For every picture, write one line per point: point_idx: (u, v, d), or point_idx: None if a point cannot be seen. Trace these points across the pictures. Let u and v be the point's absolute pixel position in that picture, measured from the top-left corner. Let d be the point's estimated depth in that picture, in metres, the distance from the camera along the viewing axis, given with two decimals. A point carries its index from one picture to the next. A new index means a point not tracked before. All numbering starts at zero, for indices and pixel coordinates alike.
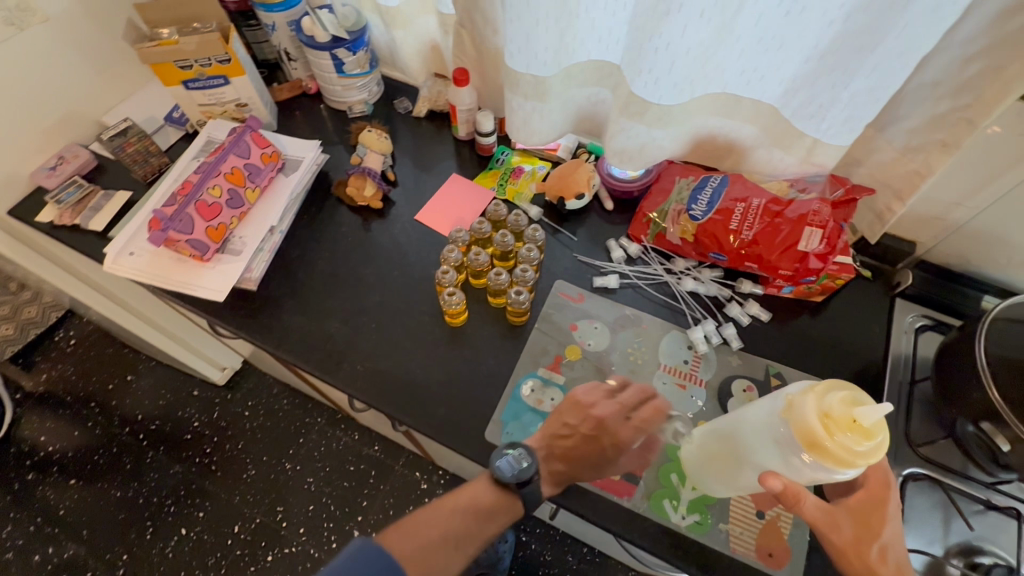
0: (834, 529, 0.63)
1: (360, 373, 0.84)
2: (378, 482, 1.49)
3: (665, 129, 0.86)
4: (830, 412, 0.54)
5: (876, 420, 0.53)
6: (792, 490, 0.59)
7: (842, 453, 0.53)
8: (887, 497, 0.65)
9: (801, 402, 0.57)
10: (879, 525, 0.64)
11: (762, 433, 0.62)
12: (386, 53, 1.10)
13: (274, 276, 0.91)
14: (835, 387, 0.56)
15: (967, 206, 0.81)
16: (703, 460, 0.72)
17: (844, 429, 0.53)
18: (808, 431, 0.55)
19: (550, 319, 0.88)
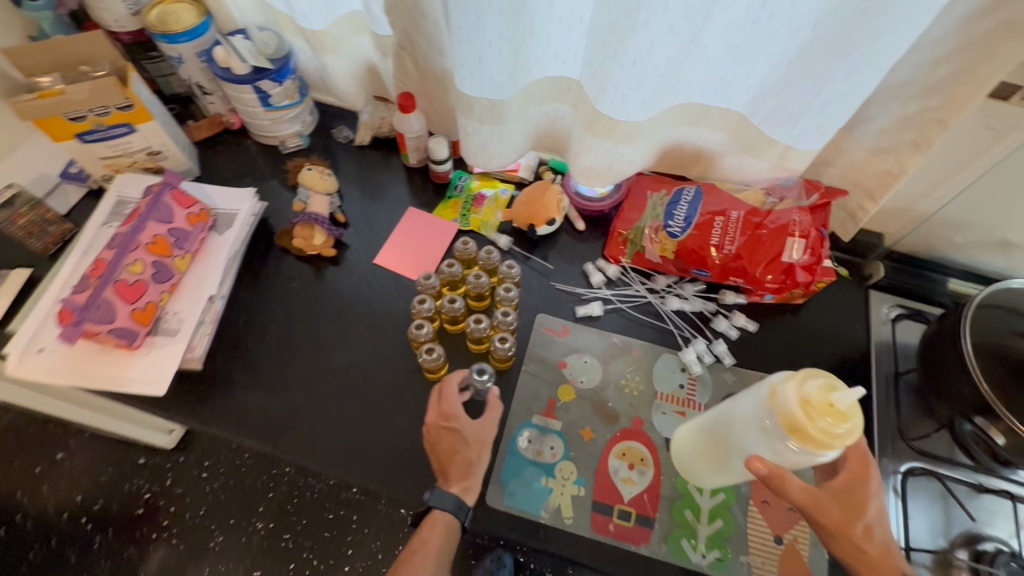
0: (821, 511, 0.61)
1: (336, 446, 0.75)
2: (361, 525, 1.34)
3: (633, 144, 0.81)
4: (807, 398, 0.54)
5: (852, 402, 0.52)
6: (777, 476, 0.59)
7: (822, 436, 0.53)
8: (868, 472, 0.63)
9: (781, 389, 0.57)
10: (861, 501, 0.63)
11: (748, 420, 0.62)
12: (317, 78, 0.99)
13: (219, 350, 0.80)
14: (812, 373, 0.56)
15: (934, 197, 0.81)
16: (696, 455, 0.71)
17: (823, 414, 0.53)
18: (788, 416, 0.54)
19: (537, 359, 0.82)
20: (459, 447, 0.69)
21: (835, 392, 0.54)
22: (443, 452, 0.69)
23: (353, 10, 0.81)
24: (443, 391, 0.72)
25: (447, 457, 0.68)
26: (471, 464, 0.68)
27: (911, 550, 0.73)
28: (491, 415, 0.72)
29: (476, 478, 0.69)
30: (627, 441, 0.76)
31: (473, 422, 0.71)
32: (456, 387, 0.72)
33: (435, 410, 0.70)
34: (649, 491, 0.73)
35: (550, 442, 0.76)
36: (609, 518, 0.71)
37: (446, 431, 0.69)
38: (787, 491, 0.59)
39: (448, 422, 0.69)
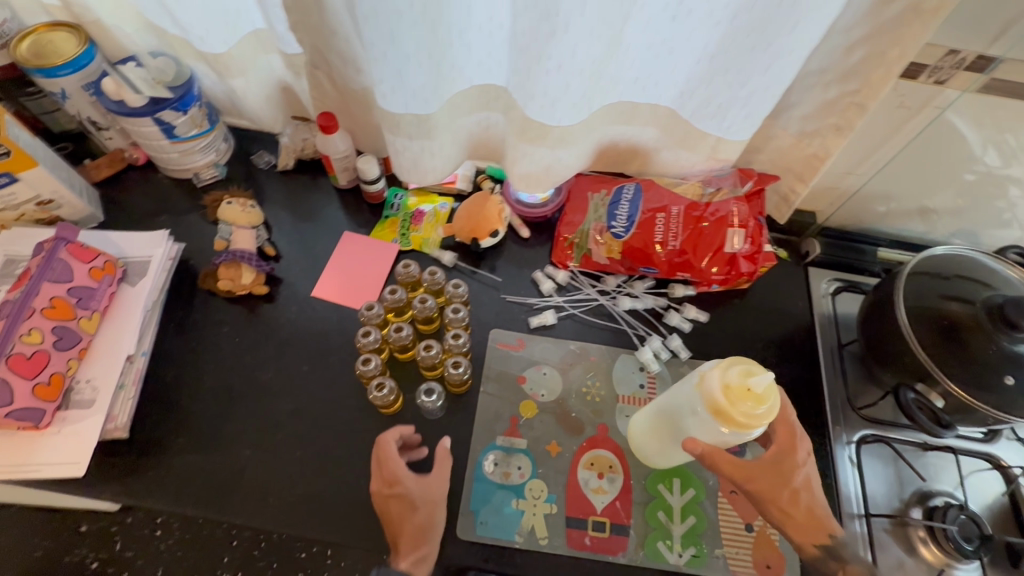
0: (751, 479, 0.63)
1: (292, 502, 0.70)
2: None
3: (568, 148, 0.79)
4: (727, 382, 0.56)
5: (766, 385, 0.55)
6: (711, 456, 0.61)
7: (742, 418, 0.55)
8: (795, 443, 0.64)
9: (705, 374, 0.59)
10: (790, 471, 0.63)
11: (682, 404, 0.64)
12: (227, 102, 0.91)
13: (150, 414, 0.74)
14: (734, 358, 0.58)
15: (857, 174, 0.84)
16: (643, 439, 0.72)
17: (741, 398, 0.55)
18: (711, 400, 0.56)
19: (495, 377, 0.80)
20: (408, 514, 0.64)
21: (752, 375, 0.56)
22: (393, 519, 0.64)
23: (257, 27, 0.76)
24: (382, 455, 0.66)
25: (397, 525, 0.64)
26: (424, 528, 0.64)
27: (862, 516, 0.75)
28: (440, 470, 0.67)
29: (431, 544, 0.64)
30: (594, 449, 0.75)
31: (420, 482, 0.66)
32: (396, 447, 0.66)
33: (377, 477, 0.66)
34: (621, 498, 0.72)
35: (517, 462, 0.74)
36: (584, 532, 0.70)
37: (393, 499, 0.64)
38: (724, 470, 0.61)
39: (392, 488, 0.65)
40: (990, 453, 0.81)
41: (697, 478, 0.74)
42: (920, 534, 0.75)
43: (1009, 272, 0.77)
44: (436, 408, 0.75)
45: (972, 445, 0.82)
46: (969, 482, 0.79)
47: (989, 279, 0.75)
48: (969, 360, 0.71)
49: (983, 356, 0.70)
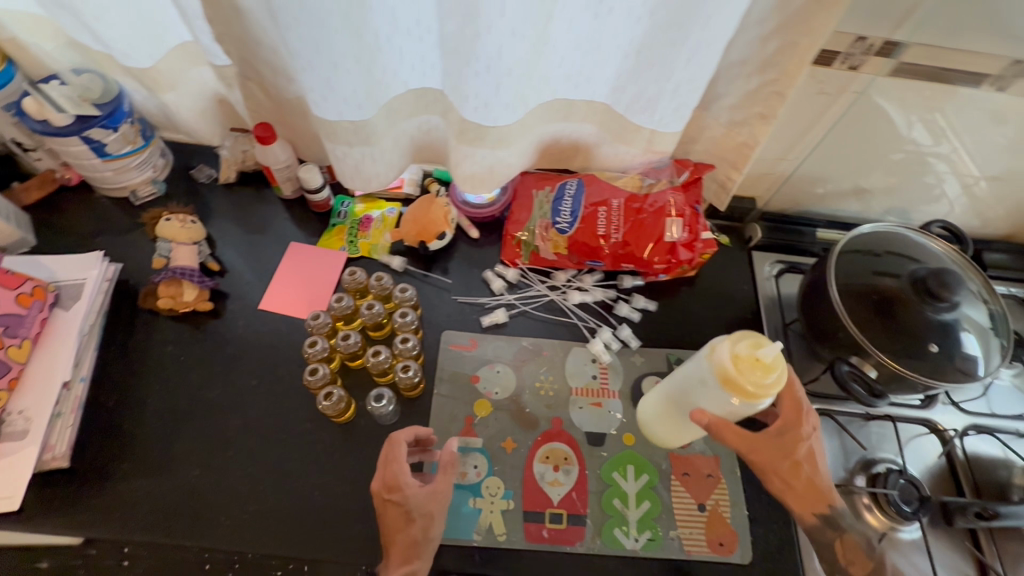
0: (754, 450, 0.64)
1: (247, 518, 0.69)
2: None
3: (508, 148, 0.80)
4: (737, 353, 0.58)
5: (774, 355, 0.57)
6: (717, 428, 0.63)
7: (751, 387, 0.57)
8: (801, 418, 0.65)
9: (716, 346, 0.61)
10: (793, 444, 0.65)
11: (693, 380, 0.66)
12: (161, 117, 0.89)
13: (94, 441, 0.72)
14: (743, 332, 0.60)
15: (789, 159, 0.87)
16: (655, 419, 0.74)
17: (750, 367, 0.57)
18: (721, 370, 0.59)
19: (449, 378, 0.80)
20: (403, 524, 0.62)
21: (761, 347, 0.58)
22: (388, 524, 0.63)
23: (185, 40, 0.74)
24: (391, 456, 0.64)
25: (392, 532, 0.62)
26: (416, 543, 0.62)
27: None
28: (444, 480, 0.65)
29: (423, 559, 0.62)
30: (549, 443, 0.76)
31: (422, 492, 0.63)
32: (405, 451, 0.65)
33: (380, 477, 0.64)
34: (576, 489, 0.74)
35: (473, 462, 0.75)
36: (541, 525, 0.71)
37: (390, 505, 0.62)
38: (733, 442, 0.63)
39: (392, 493, 0.63)
40: (928, 418, 0.85)
41: (651, 464, 0.76)
42: (865, 501, 0.78)
43: (933, 245, 0.81)
44: (387, 412, 0.75)
45: (911, 411, 0.86)
46: (909, 448, 0.83)
47: (914, 253, 0.80)
48: (900, 332, 0.75)
49: (911, 327, 0.74)
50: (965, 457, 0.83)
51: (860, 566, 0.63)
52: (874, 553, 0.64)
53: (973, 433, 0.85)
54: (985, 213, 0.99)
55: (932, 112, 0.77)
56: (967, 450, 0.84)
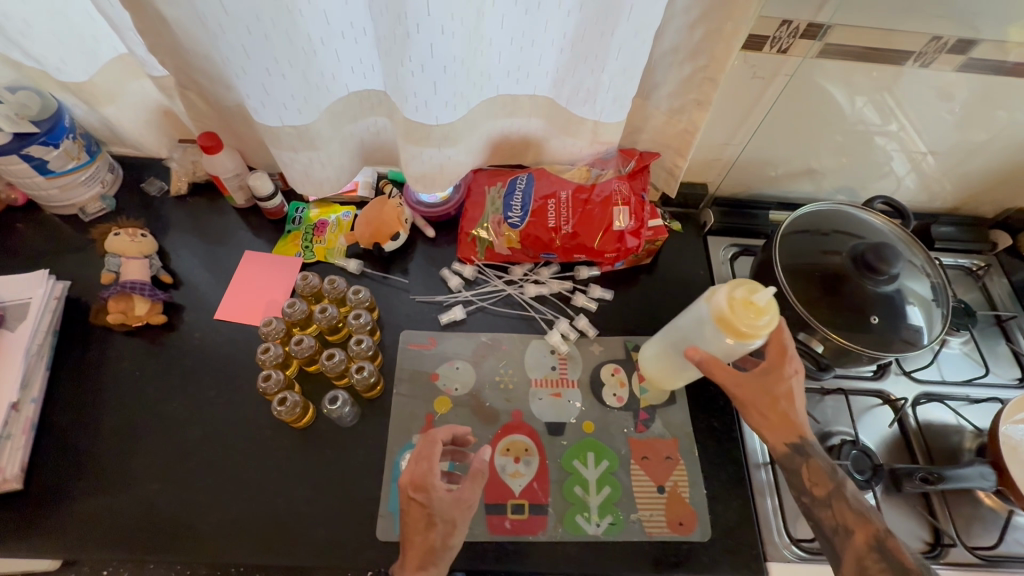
0: (737, 385, 0.66)
1: (209, 530, 0.69)
2: None
3: (456, 146, 0.80)
4: (733, 297, 0.63)
5: (768, 299, 0.61)
6: (711, 366, 0.66)
7: (744, 327, 0.62)
8: (785, 360, 0.66)
9: (717, 291, 0.66)
10: (773, 381, 0.66)
11: (696, 322, 0.71)
12: (106, 131, 0.88)
13: (48, 461, 0.72)
14: (742, 280, 0.65)
15: (733, 143, 0.89)
16: (658, 362, 0.80)
17: (744, 308, 0.62)
18: (717, 311, 0.64)
19: (407, 378, 0.80)
20: (423, 527, 0.61)
21: (757, 293, 0.63)
22: (408, 521, 0.62)
23: (120, 52, 0.74)
24: (423, 453, 0.64)
25: (412, 532, 0.62)
26: (434, 549, 0.61)
27: (766, 464, 0.77)
28: (470, 485, 0.63)
29: (438, 566, 0.61)
30: (509, 435, 0.77)
31: (448, 496, 0.61)
32: (438, 452, 0.64)
33: (409, 472, 0.63)
34: (538, 478, 0.74)
35: None
36: (503, 516, 0.72)
37: (413, 503, 0.61)
38: (720, 379, 0.66)
39: (418, 492, 0.62)
40: (881, 389, 0.88)
41: (610, 450, 0.77)
42: None
43: (874, 219, 0.84)
44: (345, 413, 0.75)
45: (864, 383, 0.88)
46: (863, 419, 0.85)
47: (857, 229, 0.82)
48: (844, 306, 0.77)
49: (855, 300, 0.77)
50: (917, 425, 0.85)
51: (822, 487, 0.62)
52: (838, 477, 0.63)
53: (924, 401, 0.87)
54: (930, 186, 1.01)
55: (866, 90, 0.79)
56: (920, 418, 0.86)
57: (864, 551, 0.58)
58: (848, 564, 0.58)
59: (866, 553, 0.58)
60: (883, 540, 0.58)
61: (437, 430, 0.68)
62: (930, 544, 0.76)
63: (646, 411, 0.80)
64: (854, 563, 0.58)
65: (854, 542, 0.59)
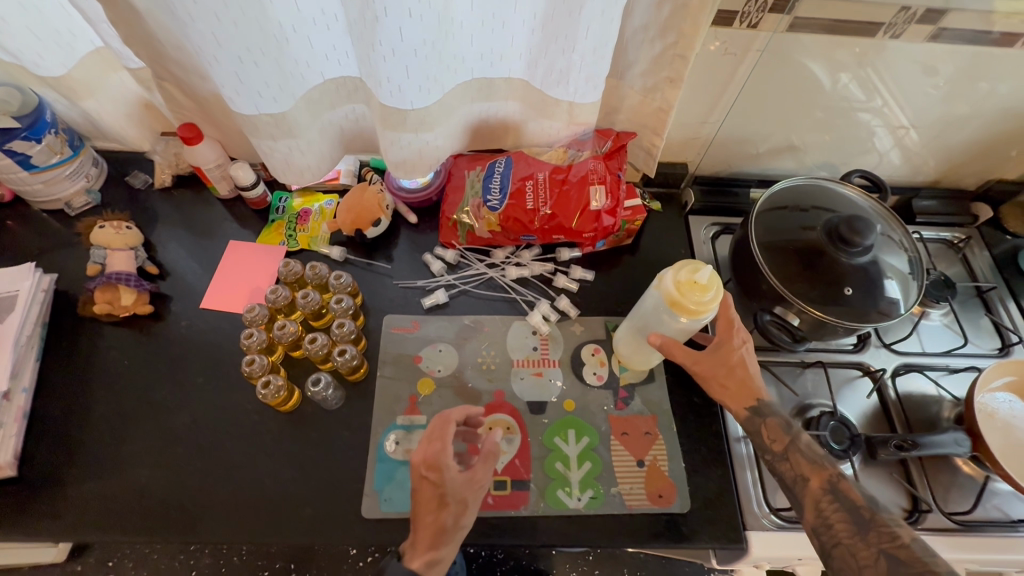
0: (696, 362, 0.71)
1: (197, 511, 0.70)
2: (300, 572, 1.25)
3: (433, 130, 0.81)
4: (679, 279, 0.65)
5: (710, 275, 0.64)
6: (671, 348, 0.71)
7: (693, 305, 0.64)
8: (733, 332, 0.71)
9: (663, 276, 0.68)
10: (726, 354, 0.71)
11: (652, 306, 0.74)
12: (89, 125, 0.89)
13: (40, 448, 0.74)
14: (685, 260, 0.67)
15: (710, 121, 0.90)
16: (629, 347, 0.81)
17: (690, 289, 0.64)
18: (667, 295, 0.66)
19: (391, 361, 0.82)
20: (435, 507, 0.62)
21: (699, 271, 0.64)
22: (422, 500, 0.63)
23: (97, 46, 0.75)
24: (437, 433, 0.65)
25: (423, 512, 0.63)
26: (444, 530, 0.61)
27: (746, 437, 0.78)
28: (482, 466, 0.64)
29: (448, 547, 0.62)
30: (492, 415, 0.78)
31: (461, 476, 0.62)
32: (452, 433, 0.64)
33: (422, 451, 0.64)
34: (519, 455, 0.76)
35: (418, 438, 0.76)
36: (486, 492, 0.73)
37: (427, 481, 0.63)
38: (681, 358, 0.71)
39: (430, 471, 0.63)
40: (861, 361, 0.89)
41: (591, 426, 0.78)
42: None
43: (847, 192, 0.85)
44: (327, 395, 0.77)
45: (844, 356, 0.89)
46: (843, 392, 0.87)
47: (830, 203, 0.83)
48: (817, 281, 0.78)
49: (831, 274, 0.78)
50: (897, 396, 0.86)
51: (780, 443, 0.67)
52: (793, 431, 0.67)
53: (903, 371, 0.88)
54: (911, 160, 1.01)
55: (842, 65, 0.80)
56: (900, 390, 0.87)
57: (819, 494, 0.62)
58: (808, 510, 0.62)
59: (822, 496, 0.62)
60: (835, 482, 0.62)
61: (451, 412, 0.68)
62: (908, 510, 0.78)
63: (626, 389, 0.82)
64: (811, 507, 0.62)
65: (810, 488, 0.63)
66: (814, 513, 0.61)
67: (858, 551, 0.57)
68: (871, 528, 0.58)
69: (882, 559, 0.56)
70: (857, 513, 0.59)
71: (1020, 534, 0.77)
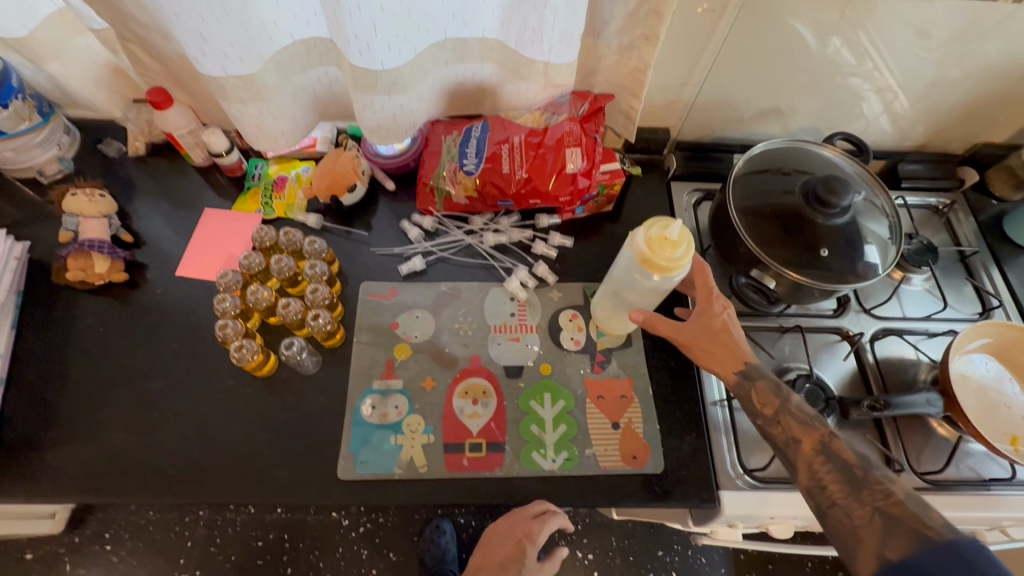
0: (679, 333, 0.73)
1: (175, 473, 0.71)
2: (296, 543, 1.28)
3: (406, 93, 0.79)
4: (649, 237, 0.64)
5: (680, 231, 0.63)
6: (653, 322, 0.72)
7: (665, 263, 0.63)
8: (712, 300, 0.73)
9: (634, 235, 0.67)
10: (709, 320, 0.72)
11: (624, 267, 0.74)
12: (57, 91, 0.88)
13: (17, 412, 0.74)
14: (654, 218, 0.66)
15: (691, 83, 0.88)
16: (607, 312, 0.82)
17: (661, 246, 0.63)
18: (638, 253, 0.65)
19: (368, 327, 0.82)
20: (513, 557, 0.83)
21: (668, 227, 0.64)
22: (508, 525, 0.85)
23: (59, 6, 0.73)
24: (540, 517, 0.81)
25: (502, 538, 0.86)
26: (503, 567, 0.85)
27: (722, 401, 0.78)
28: (551, 564, 0.90)
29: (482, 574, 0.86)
30: (467, 379, 0.79)
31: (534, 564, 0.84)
32: (543, 529, 0.80)
33: (529, 526, 0.81)
34: (494, 419, 0.76)
35: (394, 402, 0.77)
36: (461, 454, 0.74)
37: (523, 538, 0.81)
38: (665, 330, 0.73)
39: (524, 540, 0.81)
40: (840, 326, 0.89)
41: (567, 390, 0.79)
42: None
43: (826, 154, 0.84)
44: (301, 358, 0.77)
45: (823, 321, 0.89)
46: (821, 356, 0.87)
47: (809, 165, 0.83)
48: (794, 243, 0.77)
49: (809, 235, 0.77)
50: (875, 360, 0.86)
51: (770, 406, 0.67)
52: (782, 393, 0.67)
53: (882, 336, 0.88)
54: (898, 125, 0.99)
55: (825, 23, 0.78)
56: (878, 354, 0.87)
57: (812, 456, 0.62)
58: (801, 471, 0.62)
59: (813, 457, 0.62)
60: (826, 443, 0.63)
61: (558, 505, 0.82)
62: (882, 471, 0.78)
63: (602, 353, 0.82)
64: (805, 469, 0.62)
65: (802, 450, 0.63)
66: (808, 475, 0.61)
67: (853, 511, 0.57)
68: (864, 486, 0.58)
69: (878, 517, 0.55)
70: (850, 473, 0.59)
71: (992, 493, 0.78)
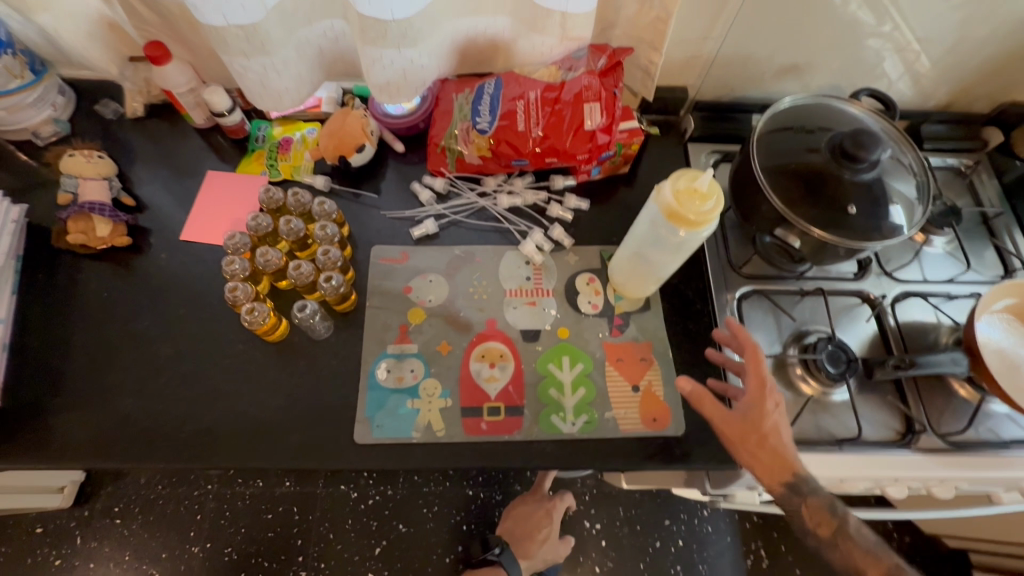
0: (722, 421, 0.64)
1: (186, 438, 0.70)
2: (306, 515, 1.28)
3: (417, 47, 0.74)
4: (677, 189, 0.62)
5: (709, 183, 0.61)
6: (697, 397, 0.64)
7: (692, 216, 0.61)
8: (765, 394, 0.64)
9: (659, 188, 0.65)
10: (758, 418, 0.63)
11: (647, 224, 0.72)
12: (48, 47, 0.84)
13: (21, 378, 0.72)
14: (681, 171, 0.64)
15: (712, 37, 0.85)
16: (626, 275, 0.79)
17: (689, 199, 0.61)
18: (664, 206, 0.63)
19: (380, 291, 0.80)
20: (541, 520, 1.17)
21: (697, 179, 0.62)
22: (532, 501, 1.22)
23: None
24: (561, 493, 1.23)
25: (532, 510, 1.20)
26: (539, 529, 1.16)
27: None
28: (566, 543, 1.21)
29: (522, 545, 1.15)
30: (484, 343, 0.77)
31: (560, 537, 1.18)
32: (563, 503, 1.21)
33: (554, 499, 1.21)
34: (512, 383, 0.75)
35: (409, 366, 0.75)
36: (479, 418, 0.72)
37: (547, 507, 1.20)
38: (708, 413, 0.65)
39: (550, 509, 1.19)
40: (861, 289, 0.87)
41: (585, 353, 0.77)
42: (798, 372, 0.80)
43: (853, 110, 0.81)
44: (314, 325, 0.75)
45: (844, 284, 0.87)
46: (842, 319, 0.85)
47: (835, 123, 0.80)
48: (820, 201, 0.75)
49: (835, 193, 0.75)
50: (897, 323, 0.85)
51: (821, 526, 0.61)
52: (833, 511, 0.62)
53: (903, 299, 0.87)
54: (924, 83, 0.96)
55: None
56: (901, 318, 0.86)
57: None
58: None
59: None
60: None
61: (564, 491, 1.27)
62: (902, 432, 0.78)
63: (620, 317, 0.80)
64: None
65: None
66: None
67: None
68: None
69: None
70: None
71: (1013, 454, 0.77)
